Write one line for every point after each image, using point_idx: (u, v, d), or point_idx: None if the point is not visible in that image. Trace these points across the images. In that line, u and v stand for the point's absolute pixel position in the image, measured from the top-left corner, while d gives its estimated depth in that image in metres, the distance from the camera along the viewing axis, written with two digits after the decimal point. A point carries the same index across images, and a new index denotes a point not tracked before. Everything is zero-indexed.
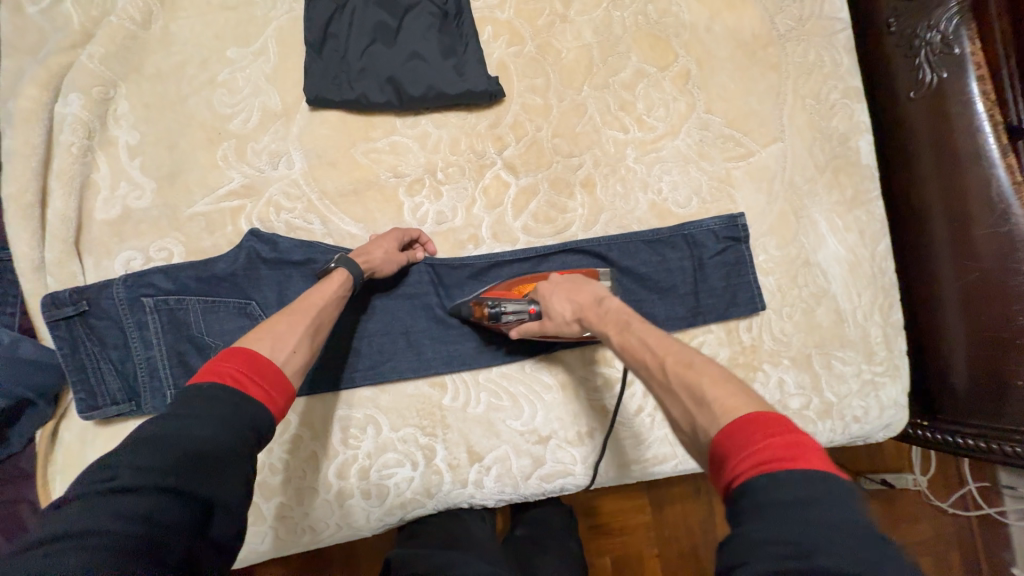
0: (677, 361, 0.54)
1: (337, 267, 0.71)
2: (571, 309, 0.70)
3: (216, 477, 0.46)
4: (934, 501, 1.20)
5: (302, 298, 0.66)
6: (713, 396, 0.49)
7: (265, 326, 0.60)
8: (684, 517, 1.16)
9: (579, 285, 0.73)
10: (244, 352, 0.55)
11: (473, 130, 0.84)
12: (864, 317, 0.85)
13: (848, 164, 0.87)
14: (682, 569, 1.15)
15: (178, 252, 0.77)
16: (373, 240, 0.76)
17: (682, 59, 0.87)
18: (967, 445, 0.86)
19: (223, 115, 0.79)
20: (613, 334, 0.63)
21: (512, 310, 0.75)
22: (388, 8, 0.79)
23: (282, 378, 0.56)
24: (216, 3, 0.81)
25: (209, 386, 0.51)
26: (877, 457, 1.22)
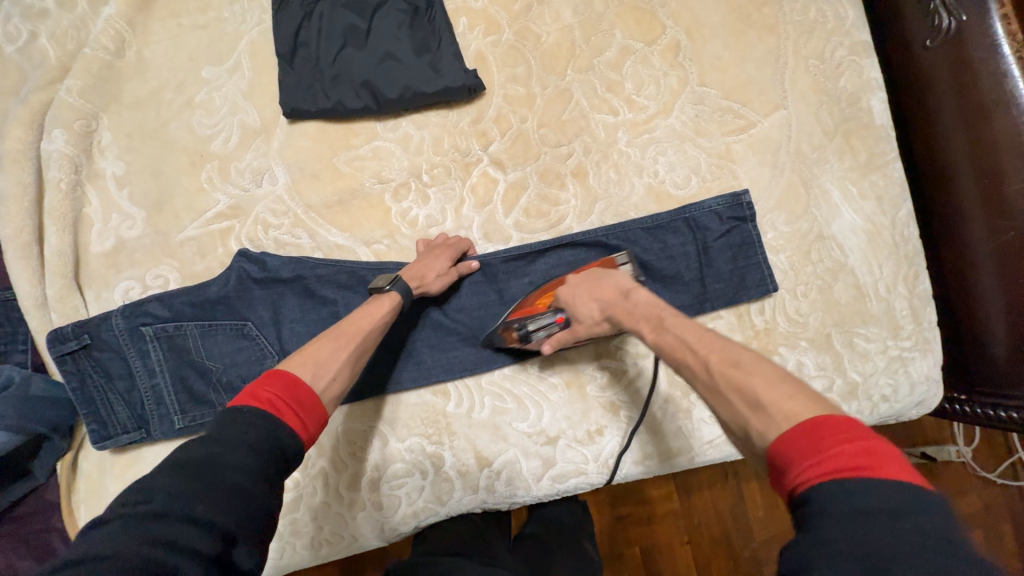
0: (722, 359, 0.50)
1: (390, 290, 0.69)
2: (599, 307, 0.67)
3: (239, 511, 0.42)
4: (983, 473, 1.14)
5: (352, 321, 0.65)
6: (768, 399, 0.45)
7: (310, 348, 0.59)
8: (714, 502, 1.13)
9: (597, 279, 0.69)
10: (285, 376, 0.53)
11: (456, 128, 0.81)
12: (887, 290, 0.80)
13: (859, 127, 0.81)
14: (714, 556, 1.12)
15: (173, 278, 0.77)
16: (427, 255, 0.74)
17: (670, 30, 0.82)
18: (1015, 419, 0.80)
19: (203, 137, 0.79)
20: (647, 333, 0.60)
21: (542, 326, 0.71)
22: (356, 10, 0.76)
23: (319, 406, 0.54)
24: (187, 23, 0.80)
25: (248, 409, 0.49)
26: (916, 431, 1.17)
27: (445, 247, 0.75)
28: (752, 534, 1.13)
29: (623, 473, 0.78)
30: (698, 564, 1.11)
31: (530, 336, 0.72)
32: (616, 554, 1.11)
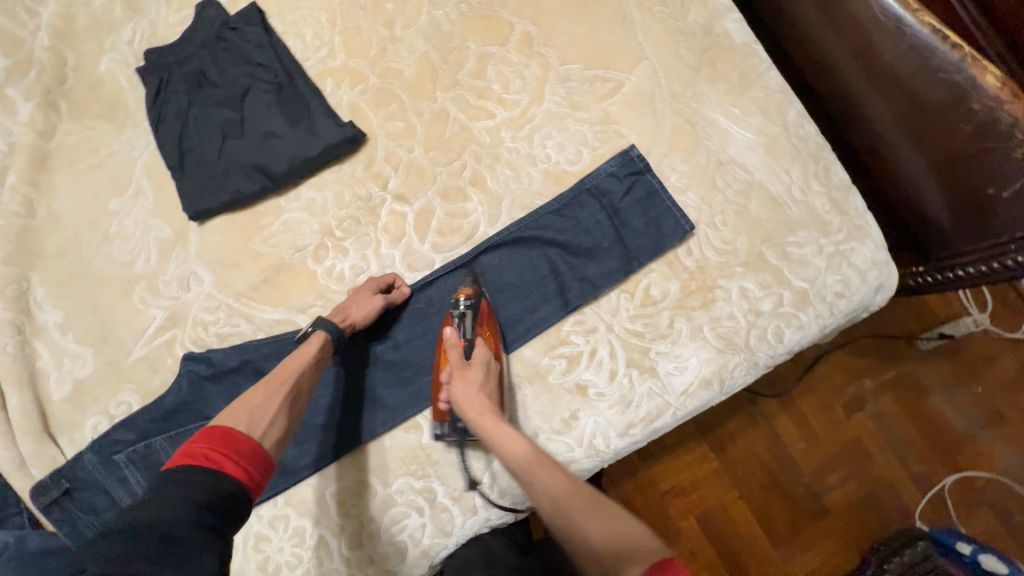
0: (576, 494, 0.56)
1: (316, 330, 0.73)
2: (473, 394, 0.68)
3: (180, 560, 0.44)
4: (1008, 334, 1.20)
5: (282, 368, 0.68)
6: (615, 539, 0.51)
7: (242, 399, 0.63)
8: (751, 448, 1.18)
9: (496, 397, 0.70)
10: (220, 429, 0.57)
11: (352, 178, 0.84)
12: (802, 191, 0.80)
13: (722, 52, 0.83)
14: (772, 502, 1.16)
15: (134, 400, 0.79)
16: (352, 293, 0.78)
17: (518, 25, 0.86)
18: (974, 274, 0.78)
19: (126, 263, 0.83)
20: (509, 443, 0.62)
21: (463, 324, 0.75)
22: (226, 104, 0.81)
23: (261, 452, 0.57)
24: (84, 167, 0.85)
25: (184, 468, 0.52)
26: (927, 315, 1.23)
27: (367, 285, 0.79)
28: (801, 468, 1.17)
29: (612, 450, 0.77)
30: (756, 512, 1.16)
31: (461, 308, 0.76)
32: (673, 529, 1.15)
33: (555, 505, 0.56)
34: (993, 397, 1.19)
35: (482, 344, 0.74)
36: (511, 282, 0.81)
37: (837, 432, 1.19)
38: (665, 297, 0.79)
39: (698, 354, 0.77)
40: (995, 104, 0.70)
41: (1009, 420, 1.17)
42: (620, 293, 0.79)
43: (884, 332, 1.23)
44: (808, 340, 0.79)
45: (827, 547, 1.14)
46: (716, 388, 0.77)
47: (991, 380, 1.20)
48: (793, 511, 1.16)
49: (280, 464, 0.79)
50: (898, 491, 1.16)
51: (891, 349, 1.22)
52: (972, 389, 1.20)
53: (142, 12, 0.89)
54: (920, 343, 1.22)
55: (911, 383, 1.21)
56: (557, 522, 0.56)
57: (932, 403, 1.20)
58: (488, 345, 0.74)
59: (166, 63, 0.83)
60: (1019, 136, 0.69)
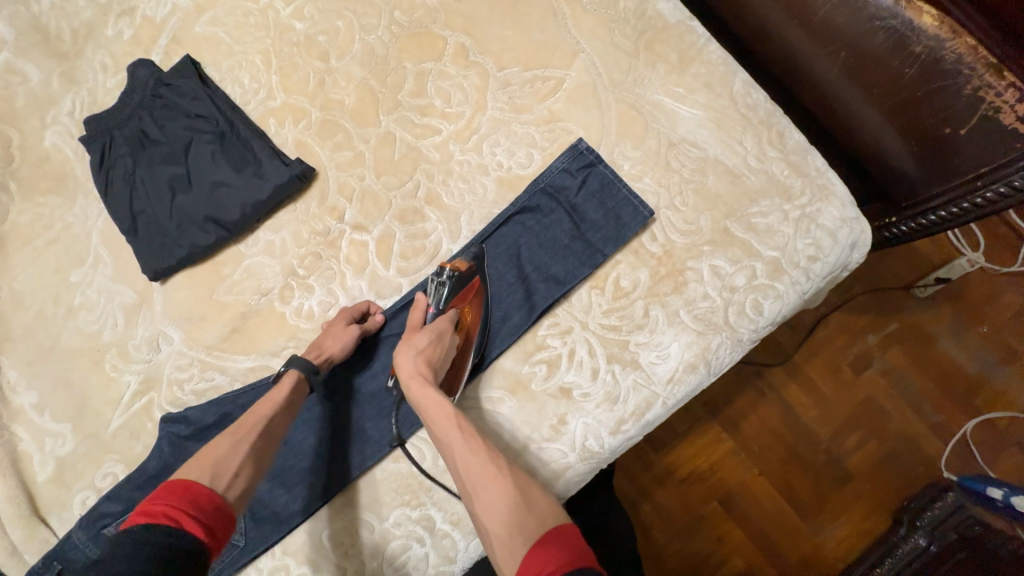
0: (495, 470, 0.61)
1: (288, 369, 0.73)
2: (416, 361, 0.70)
3: None
4: (1004, 270, 1.19)
5: (253, 412, 0.68)
6: (525, 511, 0.57)
7: (208, 449, 0.63)
8: (760, 423, 1.16)
9: (439, 364, 0.71)
10: (179, 484, 0.57)
11: (308, 214, 0.83)
12: (759, 159, 0.79)
13: (657, 33, 0.82)
14: (793, 475, 1.13)
15: (118, 470, 0.78)
16: (326, 326, 0.78)
17: (450, 38, 0.85)
18: (946, 218, 0.77)
19: (94, 333, 0.82)
20: (437, 408, 0.65)
21: (435, 292, 0.77)
22: (169, 160, 0.80)
23: (221, 507, 0.58)
24: (41, 243, 0.85)
25: (140, 527, 0.51)
26: (920, 262, 1.21)
27: (340, 316, 0.77)
28: (817, 436, 1.15)
29: (606, 450, 0.75)
30: (776, 486, 1.13)
31: (437, 278, 0.77)
32: (697, 517, 1.12)
33: (470, 475, 0.61)
34: (999, 335, 1.17)
35: (445, 316, 0.74)
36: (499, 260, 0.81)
37: (849, 394, 1.16)
38: (637, 288, 0.77)
39: (678, 339, 0.76)
40: (936, 43, 0.68)
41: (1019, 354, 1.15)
42: (590, 288, 0.78)
43: (878, 285, 1.20)
44: (787, 309, 0.77)
45: (855, 513, 1.12)
46: (702, 371, 0.75)
47: (995, 318, 1.18)
48: (816, 481, 1.13)
49: (274, 514, 0.77)
50: (919, 445, 1.14)
51: (887, 302, 1.20)
52: (978, 330, 1.18)
53: (79, 82, 0.89)
54: (917, 292, 1.19)
55: (912, 334, 1.18)
56: (467, 486, 0.61)
57: (942, 350, 1.17)
58: (455, 317, 0.75)
59: (107, 129, 0.83)
60: (967, 72, 0.67)
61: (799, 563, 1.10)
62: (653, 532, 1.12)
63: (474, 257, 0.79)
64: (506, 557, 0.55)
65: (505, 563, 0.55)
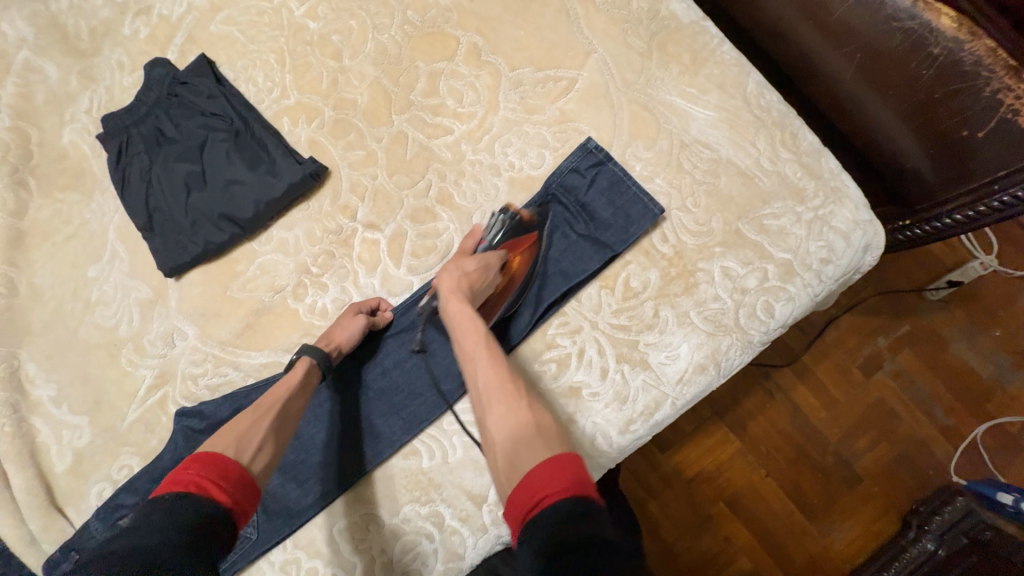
0: (512, 392, 0.62)
1: (300, 357, 0.73)
2: (457, 283, 0.72)
3: None
4: (1019, 273, 1.17)
5: (271, 394, 0.69)
6: (536, 433, 0.58)
7: (231, 424, 0.64)
8: (768, 424, 1.15)
9: (479, 291, 0.74)
10: (207, 455, 0.59)
11: (321, 213, 0.84)
12: (772, 160, 0.78)
13: (670, 34, 0.82)
14: (802, 476, 1.13)
15: (134, 462, 0.79)
16: (339, 318, 0.79)
17: (463, 38, 0.85)
18: (959, 223, 0.76)
19: (110, 328, 0.84)
20: (468, 326, 0.68)
21: (493, 227, 0.78)
22: (185, 158, 0.81)
23: (245, 478, 0.59)
24: (59, 239, 0.86)
25: (170, 494, 0.54)
26: (933, 265, 1.20)
27: (349, 309, 0.79)
28: (827, 438, 1.14)
29: (614, 449, 0.75)
30: (784, 488, 1.13)
31: (499, 215, 0.78)
32: (704, 516, 1.12)
33: (488, 388, 0.63)
34: (1013, 338, 1.16)
35: (497, 252, 0.76)
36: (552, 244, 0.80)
37: (859, 397, 1.16)
38: (647, 288, 0.78)
39: (688, 340, 0.76)
40: (955, 45, 0.67)
41: None
42: (600, 288, 0.78)
43: (890, 288, 1.20)
44: (799, 311, 0.77)
45: (864, 516, 1.11)
46: (712, 372, 0.75)
47: (1008, 322, 1.17)
48: (825, 483, 1.13)
49: (285, 508, 0.78)
50: (930, 449, 1.13)
51: (899, 305, 1.19)
52: (991, 334, 1.17)
53: (97, 80, 0.90)
54: (929, 295, 1.18)
55: (924, 337, 1.17)
56: (483, 400, 0.63)
57: (955, 353, 1.16)
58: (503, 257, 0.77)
59: (123, 126, 0.84)
60: (986, 75, 0.66)
61: (807, 564, 1.10)
62: (661, 532, 1.12)
63: (542, 211, 0.80)
64: (508, 467, 0.56)
65: (504, 475, 0.56)
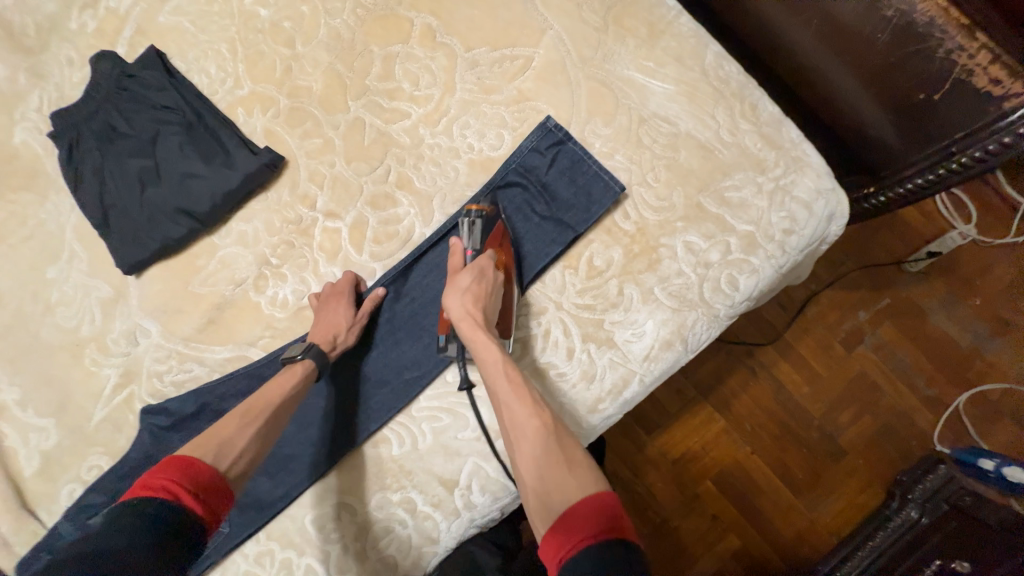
0: (543, 425, 0.58)
1: (302, 359, 0.72)
2: (464, 309, 0.68)
3: None
4: (995, 241, 1.18)
5: (260, 398, 0.68)
6: (569, 473, 0.54)
7: (214, 431, 0.64)
8: (748, 400, 1.16)
9: (490, 307, 0.70)
10: (181, 459, 0.58)
11: (280, 203, 0.83)
12: (732, 132, 0.77)
13: (627, 7, 0.81)
14: (785, 450, 1.14)
15: (103, 462, 0.79)
16: (328, 309, 0.77)
17: (417, 19, 0.84)
18: (923, 186, 0.76)
19: (72, 328, 0.83)
20: (487, 355, 0.64)
21: (469, 233, 0.75)
22: (138, 153, 0.80)
23: (218, 482, 0.59)
24: (16, 241, 0.85)
25: (140, 498, 0.53)
26: (909, 236, 1.20)
27: (337, 294, 0.77)
28: (809, 412, 1.15)
29: (584, 429, 0.75)
30: (769, 464, 1.13)
31: (467, 219, 0.76)
32: (691, 495, 1.13)
33: (514, 422, 0.59)
34: (990, 307, 1.16)
35: (486, 254, 0.73)
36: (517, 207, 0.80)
37: (839, 369, 1.16)
38: (610, 267, 0.77)
39: (653, 317, 0.75)
40: (907, 6, 0.66)
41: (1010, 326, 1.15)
42: (563, 268, 0.78)
43: (865, 260, 1.20)
44: (763, 283, 0.76)
45: (848, 486, 1.12)
46: (678, 348, 0.75)
47: (986, 290, 1.17)
48: (808, 457, 1.13)
49: (256, 501, 0.78)
50: (910, 417, 1.14)
51: (876, 276, 1.19)
52: (969, 303, 1.17)
53: (47, 77, 0.88)
54: (907, 266, 1.18)
55: (902, 307, 1.18)
56: (512, 435, 0.60)
57: (933, 323, 1.17)
58: (494, 257, 0.74)
59: (75, 123, 0.82)
60: (938, 35, 0.65)
61: (794, 537, 1.10)
62: (648, 512, 1.13)
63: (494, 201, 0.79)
64: (542, 505, 0.54)
65: (537, 511, 0.54)
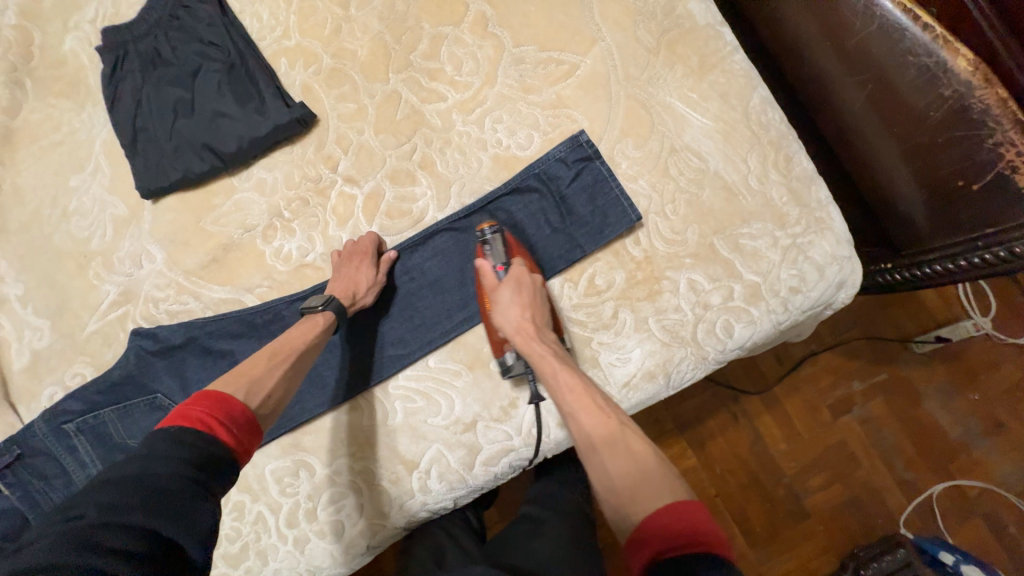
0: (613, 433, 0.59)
1: (324, 311, 0.74)
2: (515, 322, 0.69)
3: (167, 511, 0.48)
4: (1010, 340, 1.15)
5: (286, 341, 0.70)
6: (647, 480, 0.55)
7: (245, 368, 0.65)
8: (722, 445, 1.16)
9: (541, 318, 0.71)
10: (215, 395, 0.60)
11: (303, 159, 0.84)
12: (760, 181, 0.76)
13: (682, 34, 0.80)
14: (749, 501, 1.13)
15: (88, 372, 0.81)
16: (349, 266, 0.77)
17: (473, 5, 0.84)
18: (941, 273, 0.75)
19: (83, 239, 0.85)
20: (547, 368, 0.66)
21: (493, 252, 0.76)
22: (177, 82, 0.81)
23: (250, 418, 0.60)
24: (46, 144, 0.87)
25: (177, 429, 0.55)
26: (920, 318, 1.18)
27: (361, 253, 0.78)
28: (783, 470, 1.14)
29: (551, 440, 0.76)
30: (732, 512, 1.13)
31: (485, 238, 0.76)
32: None
33: (585, 431, 0.61)
34: (989, 405, 1.14)
35: (518, 264, 0.73)
36: (527, 216, 0.80)
37: (822, 436, 1.15)
38: (611, 288, 0.77)
39: (642, 346, 0.75)
40: (967, 89, 0.64)
41: (1005, 428, 1.13)
42: (565, 280, 0.78)
43: (871, 333, 1.18)
44: (759, 336, 0.76)
45: (804, 551, 1.11)
46: (661, 382, 0.75)
47: (989, 388, 1.15)
48: (771, 513, 1.13)
49: None
50: (882, 497, 1.13)
51: (879, 351, 1.17)
52: (968, 396, 1.15)
53: None
54: (913, 346, 1.16)
55: (898, 387, 1.16)
56: (584, 444, 0.61)
57: (925, 408, 1.15)
58: (524, 265, 0.74)
59: (123, 41, 0.83)
60: (991, 124, 0.63)
61: None
62: None
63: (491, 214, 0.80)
64: (621, 513, 0.55)
65: (616, 519, 0.56)
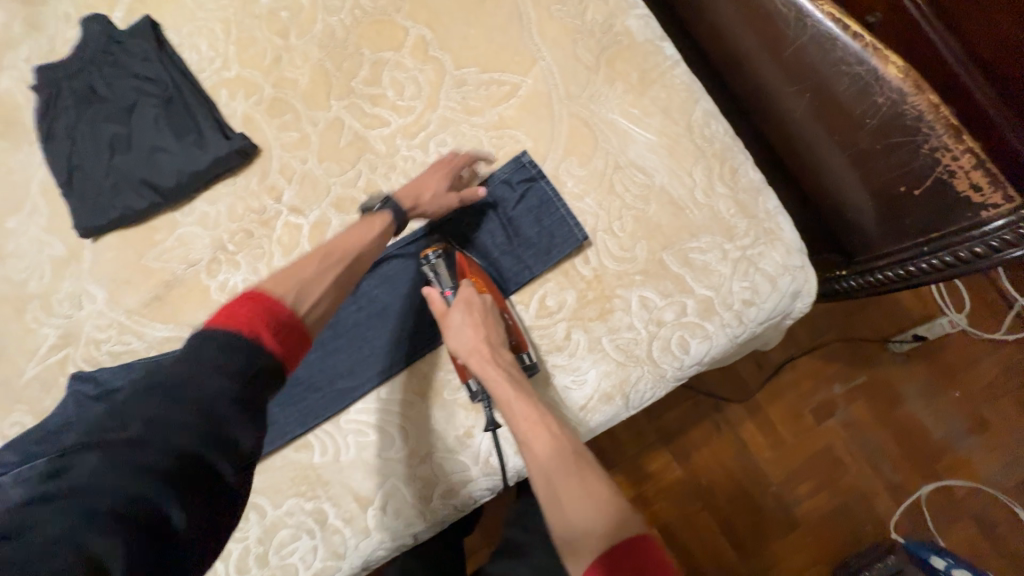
0: (568, 462, 0.58)
1: (382, 210, 0.73)
2: (468, 346, 0.68)
3: (204, 434, 0.48)
4: (982, 335, 1.14)
5: (345, 239, 0.69)
6: (601, 512, 0.54)
7: (298, 268, 0.64)
8: (698, 459, 1.13)
9: (497, 340, 0.69)
10: (263, 299, 0.57)
11: (246, 190, 0.82)
12: (706, 194, 0.76)
13: (621, 50, 0.80)
14: (734, 513, 1.11)
15: (27, 420, 0.78)
16: (428, 174, 0.76)
17: (412, 30, 0.83)
18: (891, 279, 0.73)
19: (20, 282, 0.82)
20: (502, 392, 0.64)
21: (441, 276, 0.75)
22: (113, 119, 0.80)
23: (297, 324, 0.59)
24: None
25: (223, 329, 0.53)
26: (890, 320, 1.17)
27: (445, 164, 0.76)
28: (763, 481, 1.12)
29: (509, 469, 0.74)
30: (715, 525, 1.10)
31: (431, 263, 0.76)
32: None
33: (541, 460, 0.59)
34: (969, 402, 1.13)
35: (465, 285, 0.72)
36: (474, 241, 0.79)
37: (799, 444, 1.13)
38: (563, 309, 0.75)
39: (597, 367, 0.74)
40: (899, 96, 0.64)
41: (985, 425, 1.11)
42: (516, 302, 0.77)
43: (841, 338, 1.17)
44: (716, 351, 0.74)
45: (790, 562, 1.09)
46: (619, 403, 0.73)
47: (968, 384, 1.14)
48: (756, 525, 1.10)
49: None
50: (871, 502, 1.10)
51: (849, 356, 1.16)
52: (949, 394, 1.14)
53: (40, 29, 0.88)
54: (892, 346, 1.15)
55: (871, 391, 1.15)
56: (539, 472, 0.59)
57: (903, 410, 1.14)
58: (472, 285, 0.73)
59: (57, 79, 0.82)
60: (925, 129, 0.63)
61: None
62: None
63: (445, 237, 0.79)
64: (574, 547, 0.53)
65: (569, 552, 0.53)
